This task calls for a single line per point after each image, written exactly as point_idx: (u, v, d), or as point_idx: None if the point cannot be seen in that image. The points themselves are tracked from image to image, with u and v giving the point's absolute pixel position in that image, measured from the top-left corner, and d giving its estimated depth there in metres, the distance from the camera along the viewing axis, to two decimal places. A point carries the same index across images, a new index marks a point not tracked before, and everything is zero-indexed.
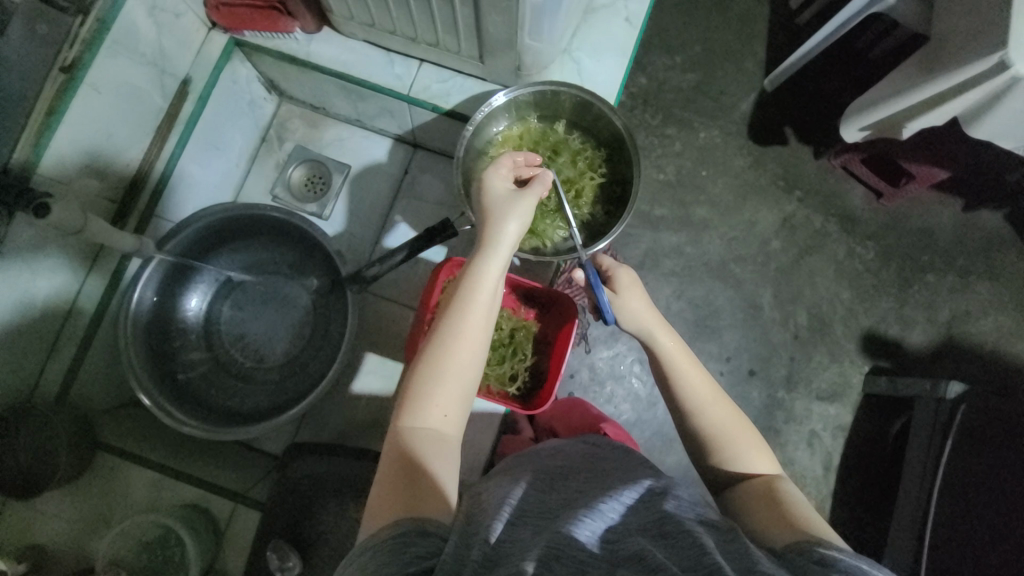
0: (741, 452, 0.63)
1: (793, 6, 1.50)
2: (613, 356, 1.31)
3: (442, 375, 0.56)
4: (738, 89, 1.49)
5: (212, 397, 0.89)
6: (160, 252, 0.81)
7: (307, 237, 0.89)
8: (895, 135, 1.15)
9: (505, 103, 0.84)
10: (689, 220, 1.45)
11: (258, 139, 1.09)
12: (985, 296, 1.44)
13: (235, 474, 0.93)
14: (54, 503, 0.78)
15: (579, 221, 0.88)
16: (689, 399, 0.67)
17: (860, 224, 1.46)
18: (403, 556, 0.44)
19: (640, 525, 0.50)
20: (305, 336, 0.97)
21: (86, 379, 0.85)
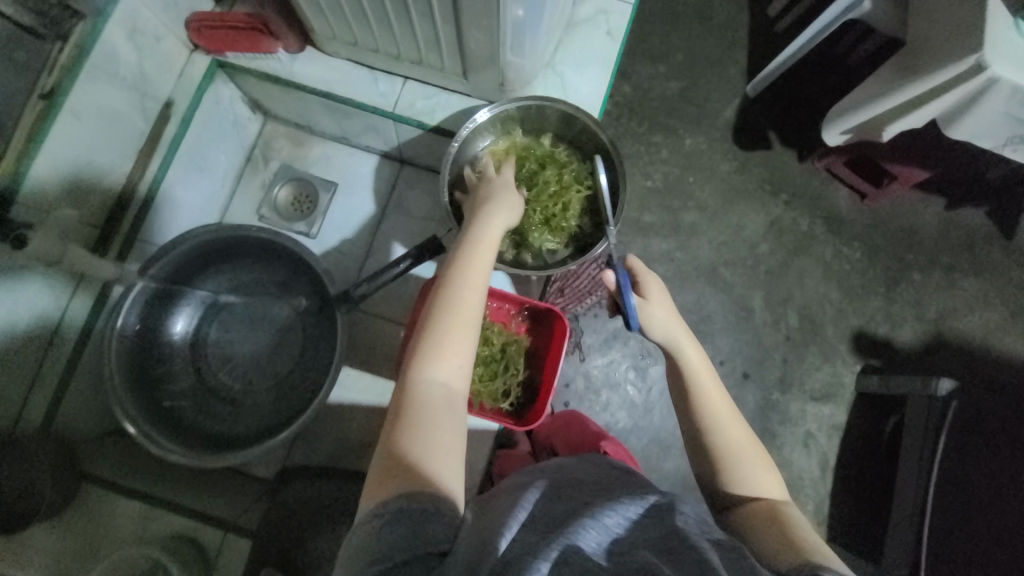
0: (749, 473, 0.64)
1: (772, 14, 1.53)
2: (608, 364, 1.31)
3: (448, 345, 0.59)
4: (722, 96, 1.51)
5: (199, 423, 0.87)
6: (143, 277, 0.80)
7: (293, 257, 0.88)
8: (876, 137, 1.17)
9: (489, 120, 0.85)
10: (678, 225, 1.46)
11: (244, 158, 1.08)
12: (971, 292, 1.46)
13: (225, 501, 0.88)
14: (42, 537, 0.76)
15: (567, 234, 0.88)
16: (709, 417, 0.66)
17: (845, 224, 1.48)
18: (415, 538, 0.46)
19: (646, 539, 0.50)
20: (294, 356, 0.95)
21: (70, 409, 0.83)
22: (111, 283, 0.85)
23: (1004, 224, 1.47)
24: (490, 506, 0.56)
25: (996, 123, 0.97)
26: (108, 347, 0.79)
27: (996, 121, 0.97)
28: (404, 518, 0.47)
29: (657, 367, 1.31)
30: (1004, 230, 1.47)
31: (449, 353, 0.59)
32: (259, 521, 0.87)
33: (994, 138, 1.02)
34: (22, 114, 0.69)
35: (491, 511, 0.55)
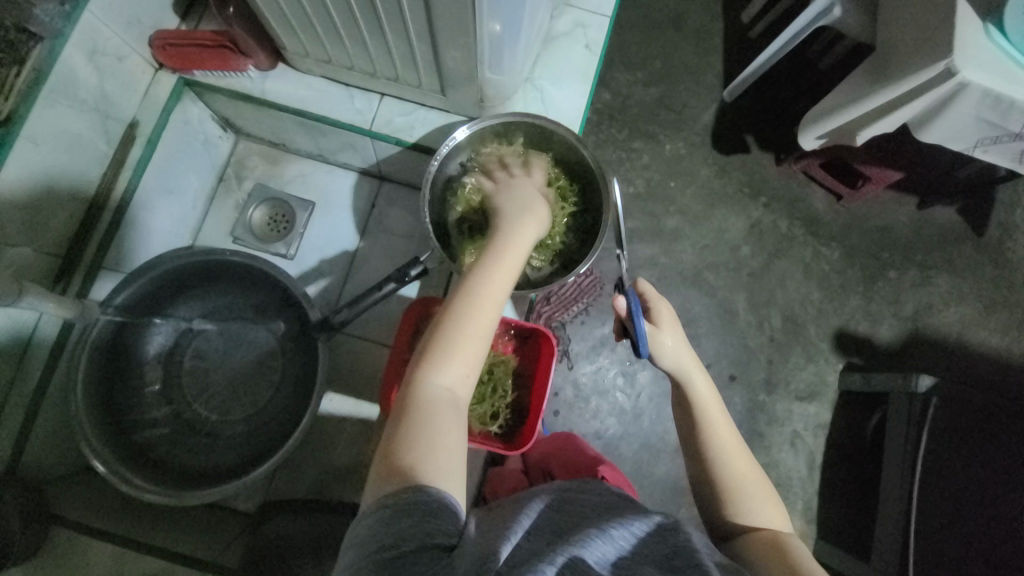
0: (752, 503, 0.63)
1: (745, 20, 1.56)
2: (596, 371, 1.30)
3: (465, 337, 0.57)
4: (699, 101, 1.52)
5: (174, 457, 0.84)
6: (106, 303, 0.77)
7: (269, 280, 0.85)
8: (850, 142, 1.19)
9: (469, 137, 0.84)
10: (661, 230, 1.47)
11: (216, 179, 1.04)
12: (946, 288, 1.49)
13: (202, 540, 0.83)
14: None
15: (551, 251, 0.87)
16: (715, 451, 0.66)
17: (824, 225, 1.50)
18: (420, 529, 0.46)
19: (653, 557, 0.50)
20: (273, 383, 0.92)
21: (37, 448, 0.80)
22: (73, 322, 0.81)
23: (974, 221, 1.51)
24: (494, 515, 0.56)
25: (966, 126, 1.00)
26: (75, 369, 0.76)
27: (967, 124, 0.99)
28: (409, 505, 0.47)
29: (645, 372, 1.31)
30: (974, 227, 1.51)
31: (470, 345, 0.58)
32: (240, 561, 0.79)
33: (964, 141, 1.05)
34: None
35: (492, 520, 0.55)
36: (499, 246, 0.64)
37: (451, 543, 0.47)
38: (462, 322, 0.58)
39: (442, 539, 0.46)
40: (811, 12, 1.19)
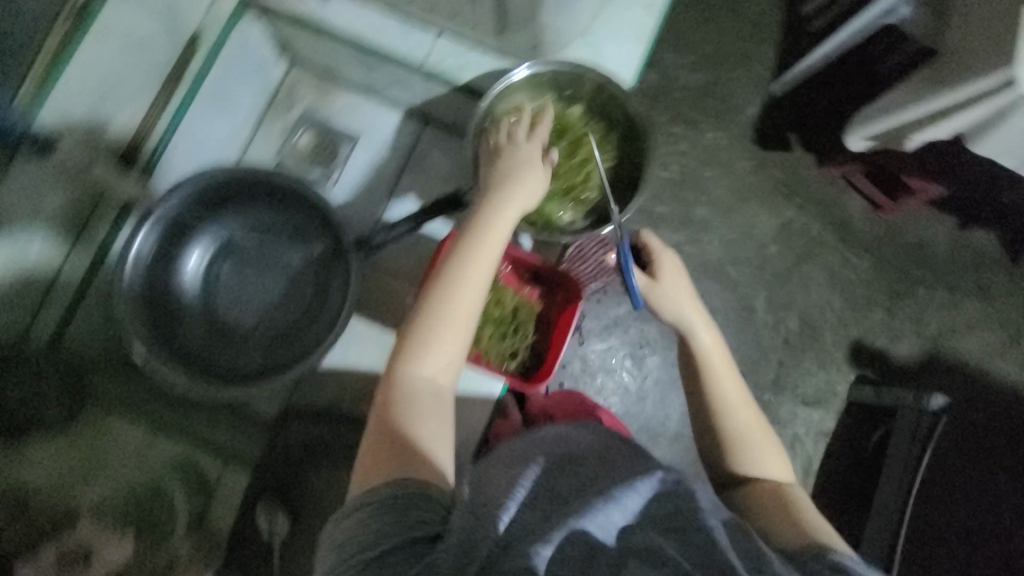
0: (758, 457, 0.70)
1: (806, 13, 1.50)
2: (606, 349, 1.32)
3: (439, 340, 0.64)
4: (746, 93, 1.50)
5: (209, 358, 0.88)
6: (159, 205, 0.82)
7: (312, 201, 0.90)
8: (898, 146, 1.17)
9: (526, 79, 0.85)
10: (690, 219, 1.46)
11: (267, 102, 1.06)
12: (973, 314, 1.46)
13: (229, 430, 0.93)
14: (45, 451, 0.77)
15: (588, 204, 0.88)
16: (725, 406, 0.72)
17: (856, 234, 1.47)
18: (404, 520, 0.53)
19: (657, 517, 0.55)
20: (305, 303, 0.95)
21: (83, 327, 0.83)
22: (133, 203, 0.86)
23: (1015, 249, 1.47)
24: (488, 484, 0.61)
25: (1018, 142, 0.99)
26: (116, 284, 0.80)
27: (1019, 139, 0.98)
28: (395, 502, 0.55)
29: (654, 357, 1.32)
30: (1014, 256, 1.47)
31: (444, 345, 0.65)
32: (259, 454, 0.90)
33: (1015, 155, 1.04)
34: (47, 40, 0.71)
35: (490, 489, 0.59)
36: (472, 242, 0.68)
37: (437, 530, 0.54)
38: (435, 324, 0.65)
39: (426, 525, 0.54)
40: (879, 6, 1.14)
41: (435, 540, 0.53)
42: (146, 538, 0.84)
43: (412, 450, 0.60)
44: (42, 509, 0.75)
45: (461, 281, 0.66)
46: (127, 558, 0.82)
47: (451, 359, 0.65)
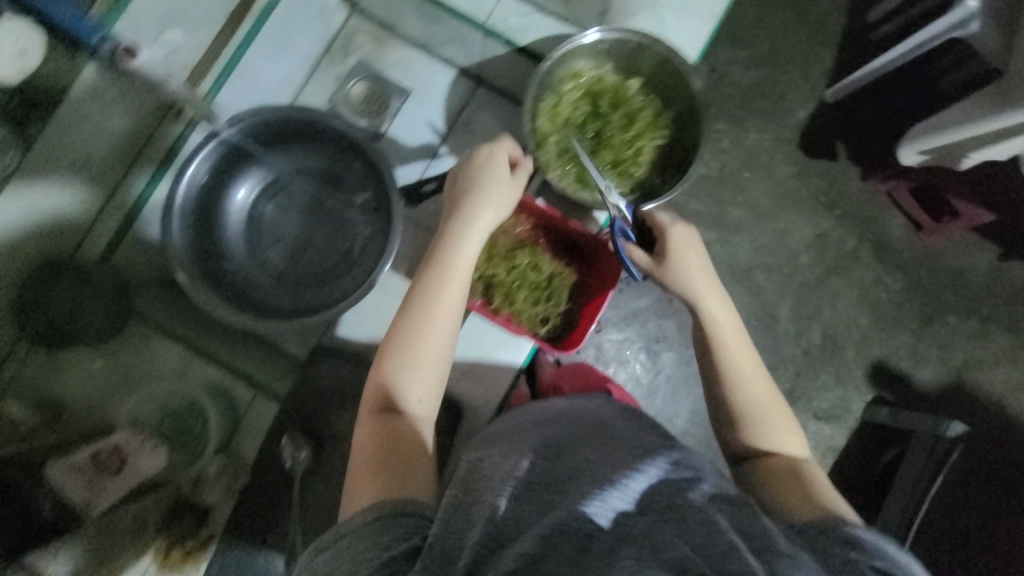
0: (771, 430, 0.69)
1: (871, 19, 1.41)
2: (622, 341, 1.31)
3: (417, 368, 0.68)
4: (798, 96, 1.42)
5: (245, 290, 0.91)
6: (221, 133, 0.84)
7: (361, 150, 0.90)
8: (955, 165, 1.18)
9: (591, 44, 0.83)
10: (724, 220, 1.41)
11: (322, 49, 1.02)
12: (1001, 347, 1.41)
13: (262, 363, 0.91)
14: (84, 362, 0.83)
15: (635, 182, 0.87)
16: (735, 378, 0.71)
17: (893, 253, 1.41)
18: (381, 539, 0.53)
19: (655, 496, 0.53)
20: (342, 251, 0.96)
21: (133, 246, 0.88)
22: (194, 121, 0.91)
23: None
24: (481, 478, 0.60)
25: None
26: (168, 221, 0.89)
27: None
28: (374, 526, 0.54)
29: (669, 354, 1.31)
30: None
31: (416, 369, 0.68)
32: (287, 394, 0.90)
33: None
34: None
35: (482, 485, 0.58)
36: (436, 268, 0.72)
37: (416, 543, 0.52)
38: (405, 352, 0.68)
39: (405, 542, 0.52)
40: (950, 19, 1.11)
41: (414, 554, 0.51)
42: (176, 455, 0.84)
43: (392, 469, 0.61)
44: (74, 418, 0.81)
45: (439, 311, 0.70)
46: (158, 471, 0.82)
47: (431, 387, 0.69)
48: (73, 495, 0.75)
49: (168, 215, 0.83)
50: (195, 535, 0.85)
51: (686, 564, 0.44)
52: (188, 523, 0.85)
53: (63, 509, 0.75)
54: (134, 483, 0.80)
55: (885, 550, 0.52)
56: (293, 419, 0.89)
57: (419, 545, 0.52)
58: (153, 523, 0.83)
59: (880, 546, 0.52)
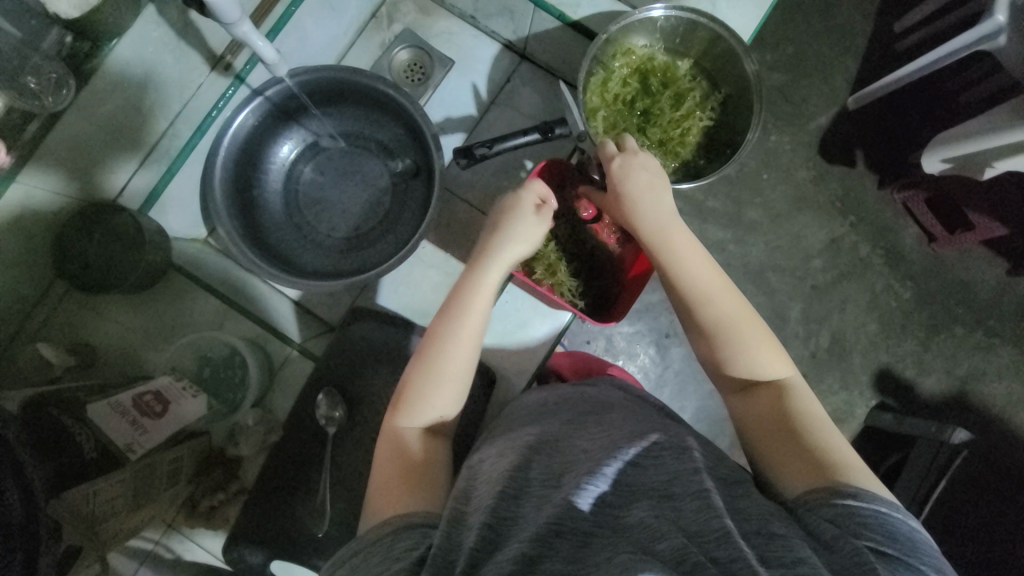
0: (748, 350, 0.66)
1: (898, 30, 1.35)
2: (633, 334, 1.26)
3: (441, 382, 0.66)
4: (820, 101, 1.37)
5: (282, 249, 0.92)
6: (282, 78, 0.83)
7: (407, 116, 0.89)
8: (976, 175, 1.11)
9: (650, 22, 0.85)
10: (739, 219, 1.35)
11: (369, 14, 1.04)
12: (1005, 361, 1.35)
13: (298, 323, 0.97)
14: (118, 309, 0.86)
15: (678, 161, 0.91)
16: (696, 298, 0.69)
17: (906, 262, 1.35)
18: (393, 551, 0.51)
19: (647, 484, 0.53)
20: (380, 215, 0.98)
21: (173, 195, 0.93)
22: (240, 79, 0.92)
23: None
24: (480, 481, 0.59)
25: None
26: (191, 206, 0.95)
27: None
28: (389, 536, 0.53)
29: (679, 348, 1.26)
30: None
31: (441, 385, 0.66)
32: (325, 353, 0.94)
33: None
34: None
35: (479, 489, 0.58)
36: (460, 300, 0.70)
37: (422, 553, 0.50)
38: (430, 365, 0.67)
39: (412, 552, 0.50)
40: (980, 31, 1.00)
41: (419, 564, 0.49)
42: (216, 405, 0.86)
43: (406, 483, 0.60)
44: (108, 366, 0.83)
45: (466, 326, 0.68)
46: (198, 419, 0.83)
47: (451, 400, 0.67)
48: (116, 438, 0.74)
49: (209, 168, 0.84)
50: (225, 487, 0.90)
51: (681, 552, 0.44)
52: (218, 475, 0.90)
53: (104, 451, 0.72)
54: (175, 429, 0.80)
55: (879, 519, 0.50)
56: (326, 375, 0.93)
57: (424, 555, 0.50)
58: (185, 473, 0.86)
59: (878, 517, 0.50)
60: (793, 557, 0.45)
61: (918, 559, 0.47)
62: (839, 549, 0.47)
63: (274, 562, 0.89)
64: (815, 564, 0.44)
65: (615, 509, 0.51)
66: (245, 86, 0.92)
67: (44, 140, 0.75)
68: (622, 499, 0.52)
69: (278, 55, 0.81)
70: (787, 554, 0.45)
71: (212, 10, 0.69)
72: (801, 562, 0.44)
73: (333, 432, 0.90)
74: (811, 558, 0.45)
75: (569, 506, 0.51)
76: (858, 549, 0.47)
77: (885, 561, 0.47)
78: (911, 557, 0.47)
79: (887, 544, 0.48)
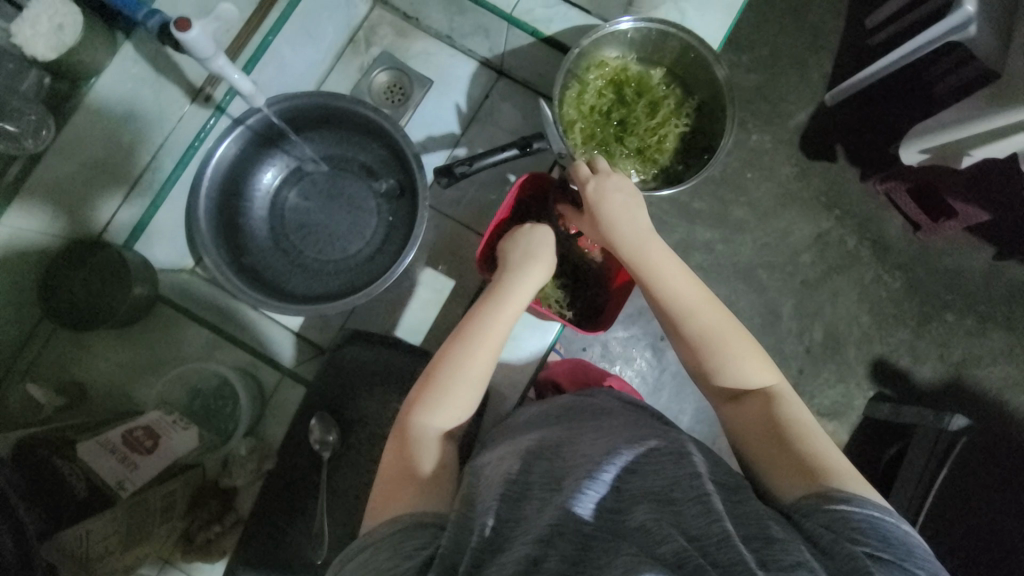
0: (735, 359, 0.67)
1: (867, 27, 1.38)
2: (629, 338, 1.27)
3: (453, 390, 0.66)
4: (797, 100, 1.39)
5: (269, 276, 0.93)
6: (264, 105, 0.84)
7: (388, 138, 0.90)
8: (955, 162, 1.13)
9: (621, 33, 0.86)
10: (726, 219, 1.37)
11: (347, 39, 1.06)
12: (997, 344, 1.36)
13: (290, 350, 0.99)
14: (104, 346, 0.85)
15: (658, 168, 0.92)
16: (683, 313, 0.70)
17: (893, 252, 1.37)
18: (399, 549, 0.51)
19: (646, 488, 0.54)
20: (365, 237, 0.98)
21: (158, 228, 0.95)
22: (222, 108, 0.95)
23: None
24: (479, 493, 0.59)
25: None
26: (176, 238, 0.98)
27: None
28: None
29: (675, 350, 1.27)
30: None
31: (452, 393, 0.66)
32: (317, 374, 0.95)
33: None
34: None
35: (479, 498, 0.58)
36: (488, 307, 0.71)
37: (430, 554, 0.50)
38: (444, 372, 0.66)
39: (421, 552, 0.50)
40: (945, 24, 1.03)
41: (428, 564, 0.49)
42: (207, 436, 0.85)
43: (414, 485, 0.59)
44: (99, 404, 0.82)
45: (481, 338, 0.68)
46: (190, 452, 0.83)
47: (461, 411, 0.66)
48: (107, 477, 0.74)
49: (194, 200, 0.84)
50: (222, 519, 0.89)
51: (681, 555, 0.45)
52: (213, 507, 0.88)
53: (93, 488, 0.72)
54: (165, 465, 0.79)
55: (872, 523, 0.50)
56: (319, 400, 0.93)
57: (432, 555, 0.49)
58: (178, 507, 0.85)
59: (871, 522, 0.50)
60: (791, 560, 0.45)
61: (912, 563, 0.47)
62: (837, 552, 0.47)
63: None
64: (813, 567, 0.45)
65: (615, 513, 0.51)
66: (226, 116, 0.96)
67: (25, 181, 0.75)
68: (621, 504, 0.52)
69: (254, 86, 0.81)
70: (786, 558, 0.46)
71: (186, 47, 0.70)
72: (801, 565, 0.45)
73: (327, 457, 0.90)
74: (811, 561, 0.46)
75: (570, 511, 0.51)
76: (852, 553, 0.47)
77: (880, 564, 0.47)
78: (906, 561, 0.47)
79: (882, 548, 0.48)
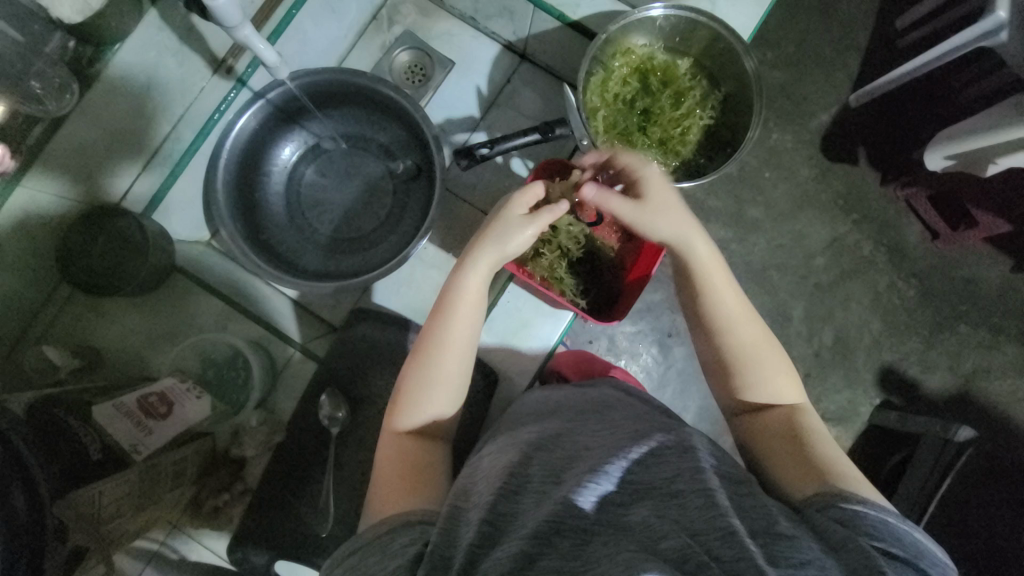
0: (764, 376, 0.67)
1: (898, 28, 1.34)
2: (636, 333, 1.26)
3: (432, 383, 0.66)
4: (821, 99, 1.36)
5: (284, 252, 0.93)
6: (288, 81, 0.84)
7: (408, 118, 0.90)
8: (979, 170, 1.10)
9: (650, 20, 0.85)
10: (741, 218, 1.35)
11: (369, 16, 1.04)
12: (1009, 358, 1.34)
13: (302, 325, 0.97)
14: (121, 311, 0.85)
15: (680, 160, 0.91)
16: (719, 313, 0.69)
17: (909, 259, 1.35)
18: (388, 549, 0.52)
19: (650, 481, 0.53)
20: (380, 217, 0.98)
21: (175, 197, 0.94)
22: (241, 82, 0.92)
23: None
24: (478, 481, 0.59)
25: None
26: (192, 211, 0.95)
27: None
28: (384, 538, 0.53)
29: (682, 347, 1.26)
30: None
31: (434, 388, 0.66)
32: (326, 352, 0.96)
33: None
34: None
35: (479, 485, 0.58)
36: (444, 311, 0.69)
37: (420, 550, 0.51)
38: (423, 368, 0.67)
39: (410, 549, 0.51)
40: (979, 27, 1.00)
41: (417, 562, 0.50)
42: (220, 406, 0.86)
43: (404, 484, 0.61)
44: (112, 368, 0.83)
45: (456, 332, 0.68)
46: (202, 420, 0.84)
47: (442, 401, 0.67)
48: (118, 437, 0.74)
49: (214, 174, 0.85)
50: (230, 488, 0.90)
51: (684, 552, 0.44)
52: (224, 476, 0.90)
53: (108, 449, 0.73)
54: (178, 430, 0.81)
55: (886, 524, 0.50)
56: (329, 375, 0.94)
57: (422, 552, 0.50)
58: (189, 473, 0.86)
59: (883, 522, 0.50)
60: (800, 557, 0.45)
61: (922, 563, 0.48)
62: (850, 547, 0.47)
63: (276, 560, 0.93)
64: (822, 566, 0.44)
65: (616, 507, 0.51)
66: (247, 88, 0.92)
67: (47, 143, 0.76)
68: (623, 497, 0.52)
69: (280, 57, 0.81)
70: (794, 556, 0.45)
71: (213, 14, 0.70)
72: (808, 563, 0.44)
73: (336, 432, 0.92)
74: (821, 559, 0.45)
75: (569, 504, 0.51)
76: (866, 549, 0.47)
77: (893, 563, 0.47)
78: (916, 562, 0.48)
79: (893, 546, 0.48)
